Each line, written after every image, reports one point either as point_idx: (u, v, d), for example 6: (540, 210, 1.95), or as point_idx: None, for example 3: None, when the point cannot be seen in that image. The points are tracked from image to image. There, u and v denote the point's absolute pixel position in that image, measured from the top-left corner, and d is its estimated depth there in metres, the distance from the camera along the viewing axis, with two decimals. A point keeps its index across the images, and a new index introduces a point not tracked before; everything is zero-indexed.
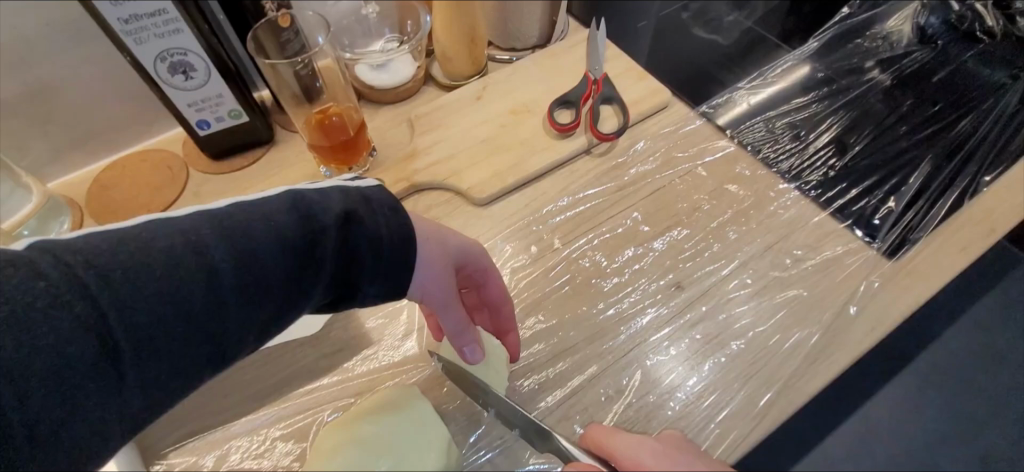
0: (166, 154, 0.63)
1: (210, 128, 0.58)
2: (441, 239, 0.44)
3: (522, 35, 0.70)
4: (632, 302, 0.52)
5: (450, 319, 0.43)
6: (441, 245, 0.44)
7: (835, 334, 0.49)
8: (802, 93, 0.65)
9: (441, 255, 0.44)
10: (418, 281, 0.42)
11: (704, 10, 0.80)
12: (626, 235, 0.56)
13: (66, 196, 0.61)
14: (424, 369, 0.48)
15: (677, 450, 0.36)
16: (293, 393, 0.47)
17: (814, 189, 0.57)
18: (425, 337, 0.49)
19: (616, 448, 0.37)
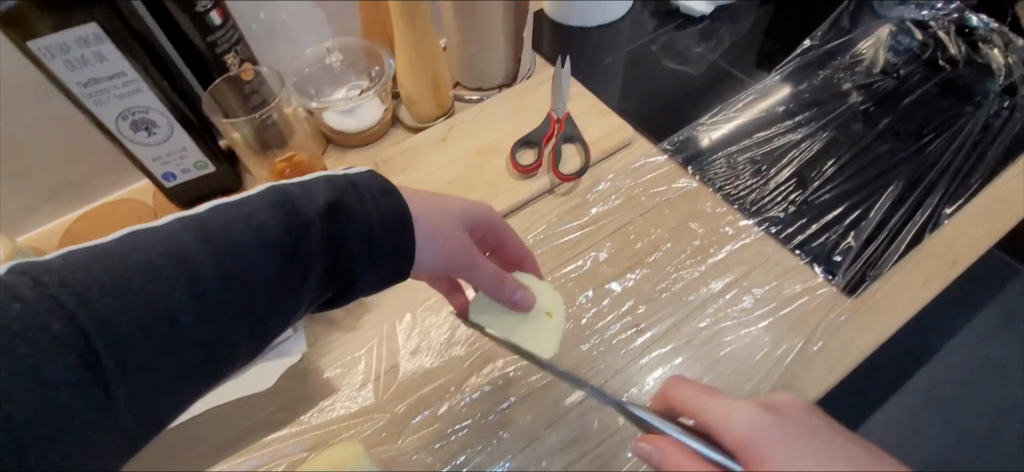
0: (135, 203, 0.64)
1: (176, 180, 0.59)
2: (445, 205, 0.47)
3: (488, 76, 0.71)
4: (592, 345, 0.52)
5: (479, 277, 0.45)
6: (443, 213, 0.46)
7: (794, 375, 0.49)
8: (763, 127, 0.65)
9: (444, 223, 0.46)
10: (434, 252, 0.45)
11: (671, 43, 0.78)
12: (587, 277, 0.56)
13: (34, 249, 0.61)
14: (379, 420, 0.48)
15: (773, 421, 0.38)
16: (250, 447, 0.47)
17: (775, 226, 0.57)
18: (382, 387, 0.49)
19: (703, 412, 0.39)
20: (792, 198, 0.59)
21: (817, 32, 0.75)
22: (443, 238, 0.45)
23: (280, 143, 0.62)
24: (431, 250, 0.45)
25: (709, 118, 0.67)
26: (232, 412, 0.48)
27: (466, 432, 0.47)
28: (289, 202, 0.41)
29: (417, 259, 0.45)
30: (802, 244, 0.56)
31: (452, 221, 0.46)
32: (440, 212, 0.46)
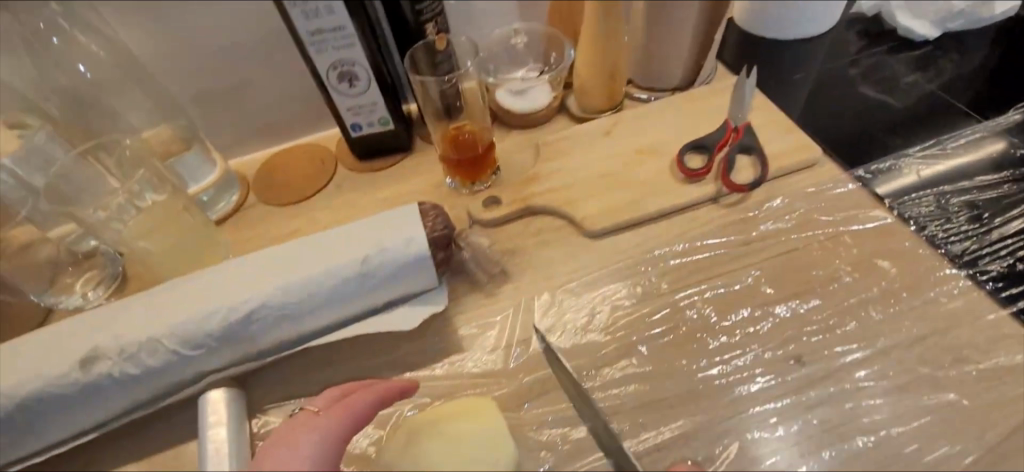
0: (444, 143, 0.62)
1: (425, 80, 0.59)
2: (303, 435, 0.40)
3: (664, 76, 0.69)
4: (922, 388, 0.44)
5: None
6: (302, 426, 0.41)
7: (972, 446, 0.42)
8: (986, 170, 0.56)
9: (340, 410, 0.42)
10: (342, 423, 0.42)
11: (875, 68, 0.72)
12: (774, 294, 0.51)
13: (235, 174, 0.68)
14: (535, 375, 0.49)
15: None
16: (536, 385, 0.49)
17: (992, 282, 0.48)
18: (549, 344, 0.51)
19: None
20: None
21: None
22: (322, 435, 0.40)
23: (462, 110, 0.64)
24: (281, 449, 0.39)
25: (957, 144, 0.59)
26: (354, 353, 0.53)
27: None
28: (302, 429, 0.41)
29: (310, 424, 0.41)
30: None
31: (355, 400, 0.43)
32: (351, 402, 0.43)
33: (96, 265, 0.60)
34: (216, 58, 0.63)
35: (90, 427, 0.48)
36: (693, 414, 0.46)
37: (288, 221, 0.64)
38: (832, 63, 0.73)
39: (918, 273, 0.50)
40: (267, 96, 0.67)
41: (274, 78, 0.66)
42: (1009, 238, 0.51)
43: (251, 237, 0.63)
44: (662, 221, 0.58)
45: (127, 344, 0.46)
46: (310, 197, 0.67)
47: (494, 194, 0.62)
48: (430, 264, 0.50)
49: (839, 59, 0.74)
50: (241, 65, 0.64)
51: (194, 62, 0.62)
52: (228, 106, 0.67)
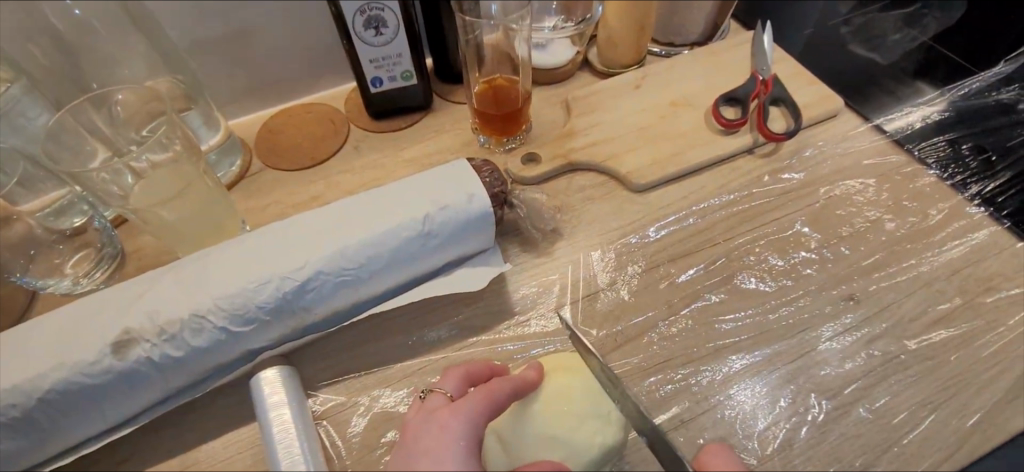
0: (479, 98, 0.59)
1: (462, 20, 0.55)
2: (436, 424, 0.36)
3: (685, 30, 0.68)
4: (966, 317, 0.48)
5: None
6: (447, 410, 0.37)
7: (1018, 361, 0.45)
8: (986, 118, 0.62)
9: (485, 392, 0.38)
10: (478, 410, 0.37)
11: (869, 26, 0.76)
12: (821, 237, 0.53)
13: (236, 138, 0.61)
14: (606, 329, 0.49)
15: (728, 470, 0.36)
16: (608, 340, 0.48)
17: (1007, 218, 0.53)
18: (612, 300, 0.50)
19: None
20: None
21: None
22: (471, 419, 0.36)
23: (489, 63, 0.61)
24: (416, 440, 0.36)
25: (958, 95, 0.64)
26: (410, 320, 0.50)
27: (708, 417, 0.44)
28: (429, 420, 0.37)
29: (444, 416, 0.36)
30: None
31: (493, 386, 0.38)
32: (489, 388, 0.38)
33: (90, 242, 0.52)
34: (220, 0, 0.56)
35: (124, 420, 0.42)
36: (766, 355, 0.47)
37: (307, 186, 0.59)
38: (830, 20, 0.76)
39: (945, 210, 0.54)
40: (273, 46, 0.61)
41: (281, 26, 0.60)
42: (1016, 176, 0.56)
43: (268, 205, 0.57)
44: (703, 174, 0.58)
45: (167, 323, 0.40)
46: (323, 158, 0.61)
47: (530, 150, 0.59)
48: (491, 221, 0.47)
49: (836, 16, 0.77)
50: (247, 8, 0.57)
51: (196, 5, 0.55)
52: (225, 58, 0.60)
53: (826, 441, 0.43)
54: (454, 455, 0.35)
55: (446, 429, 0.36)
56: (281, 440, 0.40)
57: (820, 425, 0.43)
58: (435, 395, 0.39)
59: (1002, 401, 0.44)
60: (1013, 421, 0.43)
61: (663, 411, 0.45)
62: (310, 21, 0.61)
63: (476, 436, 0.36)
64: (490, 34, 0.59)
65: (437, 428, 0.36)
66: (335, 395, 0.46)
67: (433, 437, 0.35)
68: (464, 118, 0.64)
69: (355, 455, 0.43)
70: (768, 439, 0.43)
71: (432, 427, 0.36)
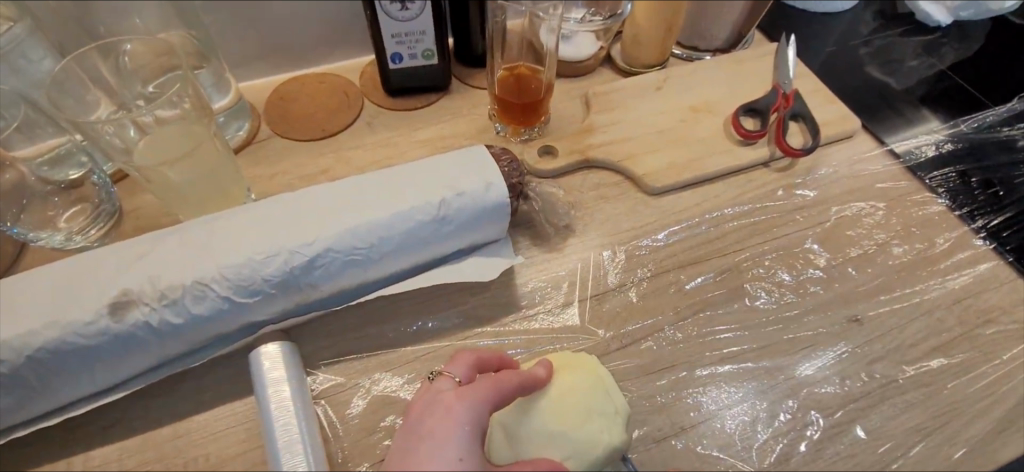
0: (501, 85, 0.58)
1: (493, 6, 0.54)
2: (442, 407, 0.35)
3: (710, 36, 0.68)
4: (964, 346, 0.49)
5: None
6: (453, 394, 0.36)
7: (1009, 394, 0.46)
8: (992, 153, 0.62)
9: (492, 381, 0.37)
10: (484, 397, 0.36)
11: (888, 49, 0.76)
12: (828, 257, 0.53)
13: (245, 102, 0.59)
14: (613, 330, 0.49)
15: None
16: (614, 342, 0.48)
17: (1011, 252, 0.54)
18: (619, 302, 0.50)
19: None
20: None
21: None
22: (476, 406, 0.35)
23: (513, 50, 0.60)
24: (421, 422, 0.35)
25: (969, 127, 0.65)
26: (415, 305, 0.49)
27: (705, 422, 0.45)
28: (435, 404, 0.36)
29: (451, 401, 0.35)
30: None
31: (501, 376, 0.37)
32: (497, 378, 0.37)
33: (87, 196, 0.50)
34: None
35: (114, 384, 0.41)
36: (767, 368, 0.47)
37: (316, 158, 0.57)
38: (851, 39, 0.76)
39: (951, 240, 0.55)
40: (291, 10, 0.59)
41: None
42: (1021, 212, 0.57)
43: (275, 174, 0.55)
44: (718, 183, 0.58)
45: (169, 288, 0.39)
46: (335, 132, 0.59)
47: (547, 142, 0.59)
48: (507, 212, 0.46)
49: (857, 36, 0.77)
50: None
51: None
52: (240, 18, 0.57)
53: (821, 459, 0.43)
54: (457, 442, 0.34)
55: (451, 414, 0.35)
56: (280, 413, 0.39)
57: (816, 442, 0.44)
58: (443, 379, 0.38)
59: (992, 433, 0.45)
60: (1001, 452, 0.44)
61: (664, 417, 0.45)
62: None
63: (482, 424, 0.35)
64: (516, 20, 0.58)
65: (443, 412, 0.35)
66: (334, 375, 0.45)
67: (438, 420, 0.35)
68: (482, 103, 0.63)
69: (352, 438, 0.42)
70: (763, 452, 0.43)
71: (439, 410, 0.35)
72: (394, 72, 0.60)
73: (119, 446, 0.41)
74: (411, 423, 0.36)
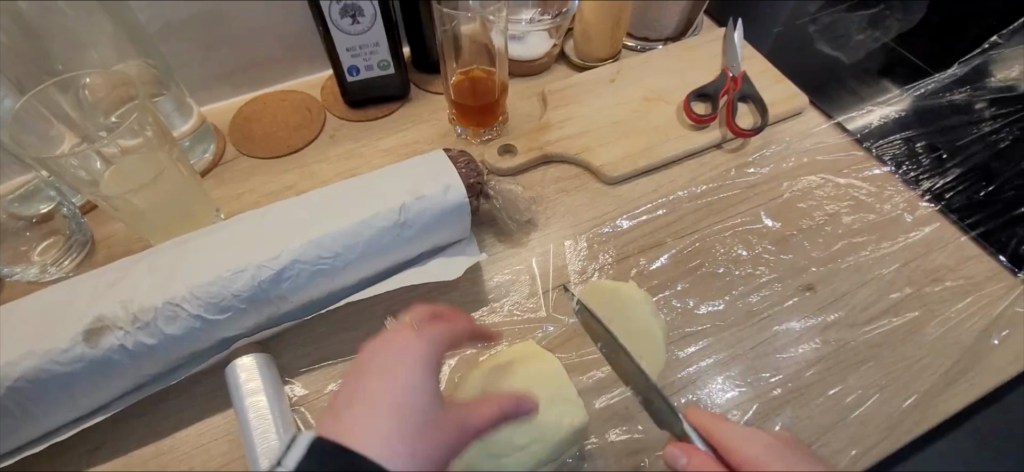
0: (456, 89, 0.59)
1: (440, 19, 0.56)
2: (401, 340, 0.36)
3: (659, 26, 0.70)
4: (913, 305, 0.51)
5: (462, 428, 0.35)
6: (411, 329, 0.37)
7: (954, 348, 0.49)
8: (937, 118, 0.65)
9: (449, 324, 0.39)
10: (441, 336, 0.38)
11: (836, 26, 0.78)
12: (781, 230, 0.56)
13: (209, 125, 0.61)
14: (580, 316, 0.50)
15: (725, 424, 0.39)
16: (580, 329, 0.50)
17: (956, 212, 0.56)
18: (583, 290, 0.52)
19: (723, 435, 0.38)
20: (992, 174, 0.59)
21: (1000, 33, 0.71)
22: (434, 343, 0.37)
23: (467, 55, 0.62)
24: (379, 355, 0.35)
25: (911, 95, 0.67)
26: (387, 309, 0.50)
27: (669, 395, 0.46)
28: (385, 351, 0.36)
29: (409, 334, 0.36)
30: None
31: (456, 321, 0.40)
32: (453, 322, 0.39)
33: (60, 229, 0.51)
34: None
35: (96, 408, 0.42)
36: (726, 340, 0.49)
37: (282, 175, 0.59)
38: (801, 19, 0.78)
39: (897, 205, 0.57)
40: (247, 33, 0.60)
41: (256, 13, 0.59)
42: (964, 173, 0.59)
43: (242, 193, 0.57)
44: (673, 168, 0.60)
45: (141, 311, 0.40)
46: (298, 147, 0.61)
47: (506, 141, 0.61)
48: (466, 212, 0.48)
49: (806, 15, 0.79)
50: None
51: None
52: (198, 44, 0.59)
53: (780, 423, 0.45)
54: (420, 370, 0.35)
55: (410, 352, 0.35)
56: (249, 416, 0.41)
57: (774, 407, 0.46)
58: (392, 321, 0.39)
59: (938, 386, 0.47)
60: (947, 403, 0.46)
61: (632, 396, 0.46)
62: (286, 11, 0.60)
63: (439, 361, 0.36)
64: (468, 26, 0.59)
65: (403, 344, 0.36)
66: (311, 382, 0.46)
67: (396, 354, 0.35)
68: (442, 108, 0.64)
69: None
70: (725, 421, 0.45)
71: (397, 342, 0.36)
72: (353, 85, 0.62)
73: (104, 467, 0.42)
74: (367, 358, 0.36)
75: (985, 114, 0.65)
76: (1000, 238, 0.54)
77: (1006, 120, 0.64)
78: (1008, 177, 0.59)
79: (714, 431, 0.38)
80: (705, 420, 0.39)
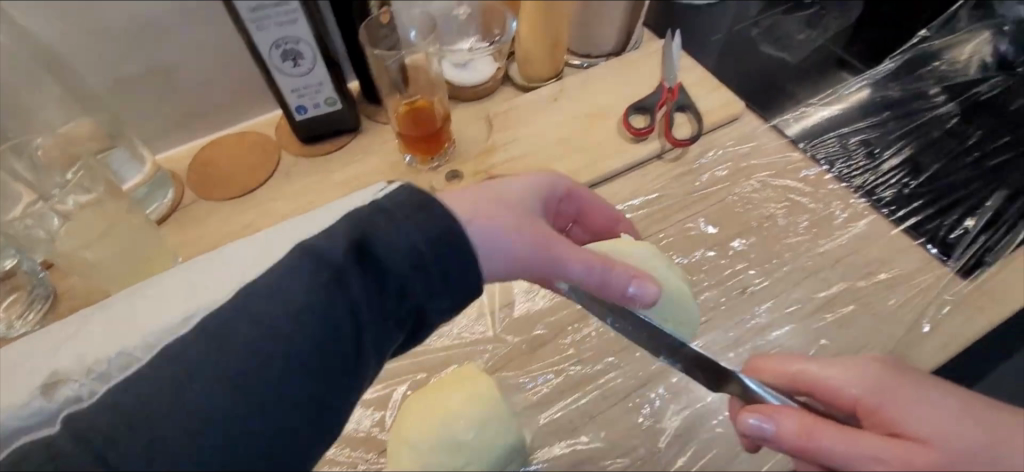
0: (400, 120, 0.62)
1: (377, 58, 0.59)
2: (515, 181, 0.45)
3: (598, 43, 0.72)
4: (846, 301, 0.53)
5: (568, 261, 0.41)
6: (530, 176, 0.46)
7: (886, 340, 0.50)
8: (873, 113, 0.67)
9: (572, 187, 0.49)
10: (553, 185, 0.47)
11: (776, 28, 0.80)
12: (719, 235, 0.58)
13: (166, 171, 0.63)
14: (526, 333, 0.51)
15: (801, 362, 0.45)
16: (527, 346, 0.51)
17: (887, 206, 0.58)
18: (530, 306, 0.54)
19: (800, 372, 0.44)
20: (923, 165, 0.61)
21: (925, 29, 0.75)
22: (541, 183, 0.46)
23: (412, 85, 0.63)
24: (486, 187, 0.43)
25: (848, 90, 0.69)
26: None
27: (618, 409, 0.47)
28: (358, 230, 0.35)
29: (516, 179, 0.45)
30: (953, 223, 0.56)
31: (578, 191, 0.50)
32: (575, 191, 0.50)
33: (22, 285, 0.53)
34: (136, 41, 0.57)
35: None
36: None
37: (238, 215, 0.61)
38: (742, 23, 0.80)
39: (831, 203, 0.59)
40: (197, 82, 0.63)
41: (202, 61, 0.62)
42: (896, 166, 0.61)
43: (199, 236, 0.59)
44: (616, 182, 0.62)
45: (94, 362, 0.42)
46: (253, 186, 0.63)
47: (454, 167, 0.63)
48: None
49: (747, 20, 0.81)
50: (166, 47, 0.59)
51: (115, 48, 0.57)
52: (151, 97, 0.62)
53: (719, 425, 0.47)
54: (518, 190, 0.44)
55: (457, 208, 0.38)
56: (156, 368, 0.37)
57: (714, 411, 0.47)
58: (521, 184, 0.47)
59: None
60: None
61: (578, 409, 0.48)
62: (232, 57, 0.63)
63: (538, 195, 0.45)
64: (409, 58, 0.61)
65: (506, 185, 0.44)
66: None
67: (498, 189, 0.43)
68: (391, 138, 0.66)
69: None
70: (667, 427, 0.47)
71: (516, 180, 0.45)
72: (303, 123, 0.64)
73: None
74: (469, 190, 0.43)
75: (920, 104, 0.67)
76: (930, 229, 0.56)
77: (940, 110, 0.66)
78: (940, 166, 0.61)
79: (790, 372, 0.45)
80: (769, 364, 0.45)
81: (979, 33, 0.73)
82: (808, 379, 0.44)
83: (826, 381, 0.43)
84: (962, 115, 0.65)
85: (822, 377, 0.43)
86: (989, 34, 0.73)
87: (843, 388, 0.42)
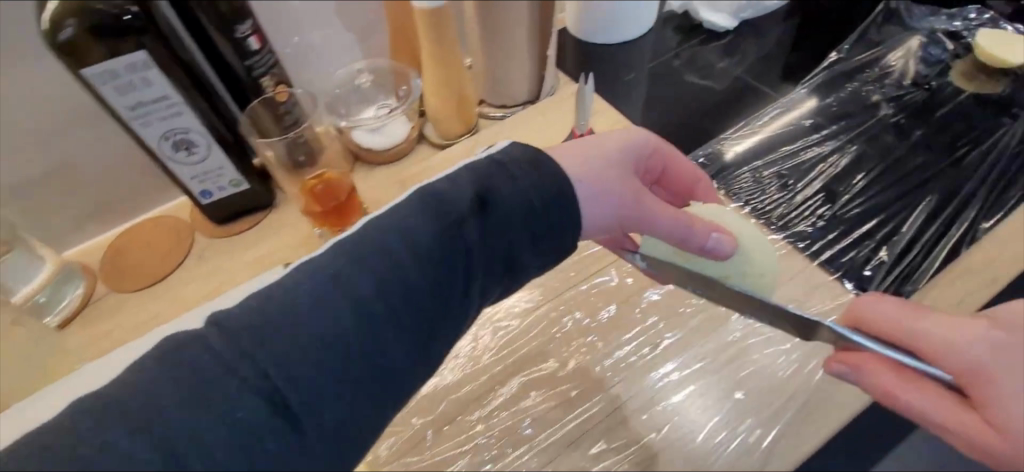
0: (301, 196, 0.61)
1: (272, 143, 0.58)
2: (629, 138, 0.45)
3: (512, 92, 0.72)
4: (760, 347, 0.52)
5: (656, 219, 0.43)
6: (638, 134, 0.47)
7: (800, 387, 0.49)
8: (789, 141, 0.66)
9: (671, 150, 0.49)
10: (662, 146, 0.48)
11: (695, 59, 0.79)
12: (633, 286, 0.56)
13: (76, 264, 0.62)
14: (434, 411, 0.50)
15: (916, 309, 0.46)
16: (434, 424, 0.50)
17: (802, 240, 0.57)
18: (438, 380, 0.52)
19: (894, 320, 0.45)
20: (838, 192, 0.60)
21: (840, 49, 0.76)
22: (650, 142, 0.47)
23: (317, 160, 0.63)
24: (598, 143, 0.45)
25: (762, 121, 0.69)
26: None
27: None
28: (439, 206, 0.38)
29: (640, 137, 0.46)
30: (869, 254, 0.55)
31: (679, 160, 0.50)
32: (676, 158, 0.50)
33: None
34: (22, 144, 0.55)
35: None
36: (578, 413, 0.50)
37: (148, 306, 0.60)
38: (661, 56, 0.79)
39: None
40: (96, 176, 0.61)
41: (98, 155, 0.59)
42: (811, 196, 0.60)
43: (104, 334, 0.58)
44: None
45: None
46: (163, 275, 0.62)
47: None
48: None
49: (666, 53, 0.80)
50: (57, 146, 0.56)
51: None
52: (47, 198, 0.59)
53: None
54: (614, 146, 0.45)
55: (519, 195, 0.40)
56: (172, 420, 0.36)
57: None
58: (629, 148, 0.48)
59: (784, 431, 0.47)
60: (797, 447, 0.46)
61: None
62: (128, 148, 0.61)
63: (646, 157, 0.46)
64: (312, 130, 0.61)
65: (605, 144, 0.45)
66: None
67: (591, 146, 0.44)
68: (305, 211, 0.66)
69: None
70: None
71: (620, 135, 0.45)
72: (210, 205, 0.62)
73: None
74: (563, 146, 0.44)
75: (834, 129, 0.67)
76: (846, 261, 0.55)
77: (855, 132, 0.66)
78: (856, 191, 0.60)
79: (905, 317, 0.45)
80: (878, 311, 0.46)
81: (891, 52, 0.74)
82: (902, 321, 0.45)
83: (923, 329, 0.45)
84: (877, 136, 0.65)
85: (929, 327, 0.44)
86: (899, 52, 0.74)
87: (937, 336, 0.44)
